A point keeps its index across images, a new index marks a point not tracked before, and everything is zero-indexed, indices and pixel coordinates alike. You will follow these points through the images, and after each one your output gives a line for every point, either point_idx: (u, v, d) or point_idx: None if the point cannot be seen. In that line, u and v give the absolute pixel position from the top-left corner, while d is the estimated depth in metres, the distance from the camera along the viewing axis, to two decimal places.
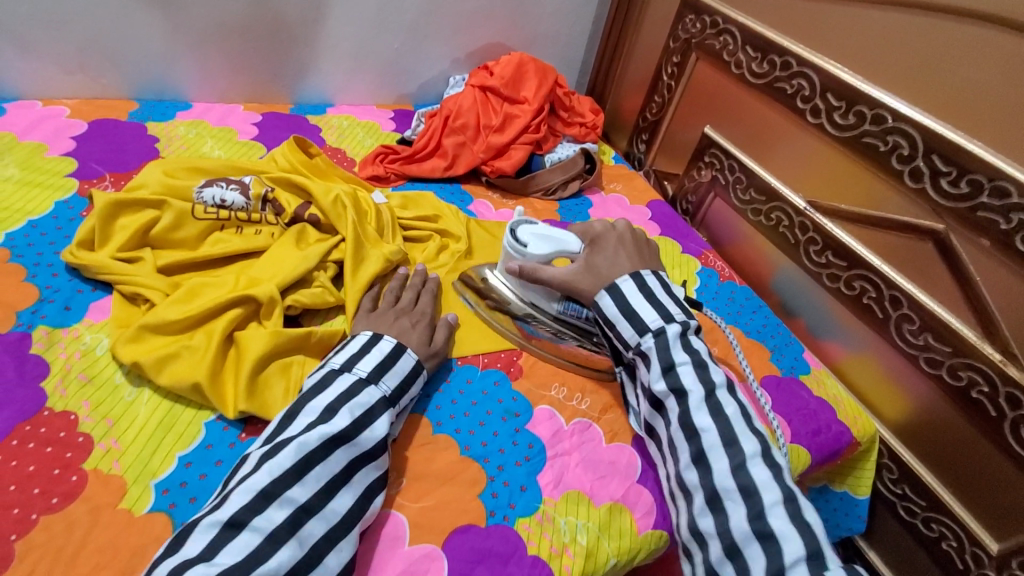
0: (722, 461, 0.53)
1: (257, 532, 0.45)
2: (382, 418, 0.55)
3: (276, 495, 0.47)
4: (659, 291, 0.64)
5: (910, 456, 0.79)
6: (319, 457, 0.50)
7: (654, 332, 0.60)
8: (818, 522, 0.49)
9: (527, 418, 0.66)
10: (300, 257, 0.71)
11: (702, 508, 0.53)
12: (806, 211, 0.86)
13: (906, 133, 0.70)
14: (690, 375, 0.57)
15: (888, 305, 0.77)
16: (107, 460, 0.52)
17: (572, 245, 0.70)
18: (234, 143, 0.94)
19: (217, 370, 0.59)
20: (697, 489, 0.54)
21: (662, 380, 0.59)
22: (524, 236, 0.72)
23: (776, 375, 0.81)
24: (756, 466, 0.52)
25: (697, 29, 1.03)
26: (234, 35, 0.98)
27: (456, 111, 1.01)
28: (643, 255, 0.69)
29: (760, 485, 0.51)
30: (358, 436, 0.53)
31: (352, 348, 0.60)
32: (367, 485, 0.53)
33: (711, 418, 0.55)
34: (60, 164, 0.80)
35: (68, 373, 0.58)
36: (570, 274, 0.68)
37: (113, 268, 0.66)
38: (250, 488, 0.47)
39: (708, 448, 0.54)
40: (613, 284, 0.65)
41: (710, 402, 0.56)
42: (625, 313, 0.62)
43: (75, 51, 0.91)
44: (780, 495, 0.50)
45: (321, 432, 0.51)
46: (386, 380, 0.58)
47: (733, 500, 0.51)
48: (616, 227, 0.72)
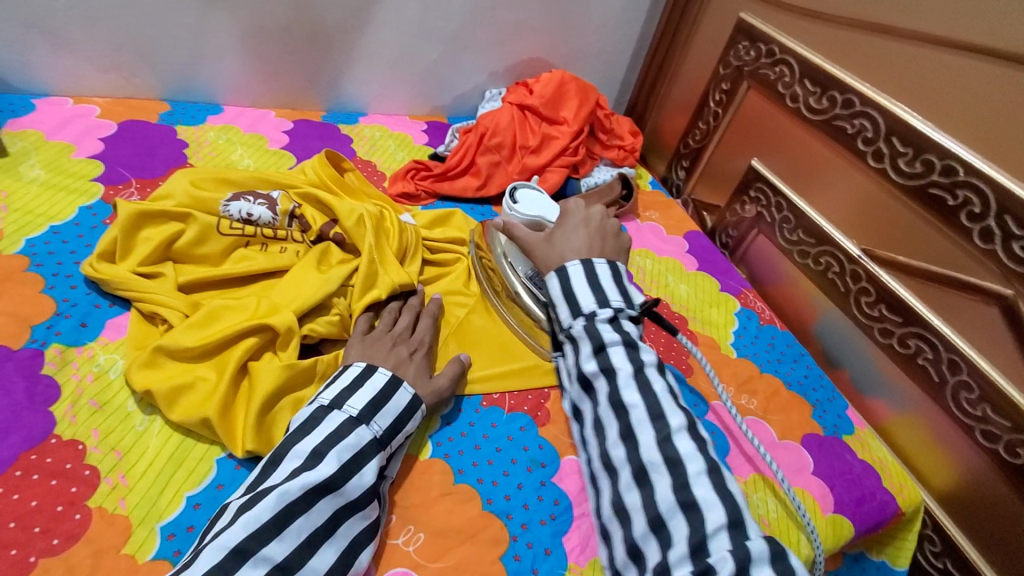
0: (649, 435, 0.52)
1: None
2: (372, 463, 0.52)
3: (251, 553, 0.43)
4: (606, 279, 0.62)
5: (956, 530, 0.73)
6: (301, 509, 0.47)
7: (586, 316, 0.60)
8: (740, 493, 0.49)
9: (554, 470, 0.62)
10: (321, 281, 0.67)
11: (628, 485, 0.52)
12: (860, 260, 0.80)
13: (979, 188, 0.65)
14: (620, 354, 0.57)
15: (944, 368, 0.71)
16: (113, 497, 0.49)
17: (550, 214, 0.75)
18: (263, 151, 0.91)
19: (229, 404, 0.56)
20: (624, 465, 0.53)
21: (592, 360, 0.57)
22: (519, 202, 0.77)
23: (818, 434, 0.76)
24: (682, 440, 0.52)
25: (750, 56, 0.98)
26: (270, 40, 0.96)
27: (493, 128, 0.97)
28: (606, 240, 0.68)
29: (685, 458, 0.50)
30: (345, 484, 0.50)
31: (344, 381, 0.56)
32: (353, 539, 0.49)
33: (639, 394, 0.54)
34: (86, 167, 0.78)
35: (79, 398, 0.55)
36: (530, 239, 0.70)
37: (133, 284, 0.63)
38: (223, 544, 0.43)
39: (635, 423, 0.53)
40: (562, 262, 0.65)
41: (639, 379, 0.55)
42: (564, 297, 0.62)
43: (110, 49, 0.89)
44: (703, 466, 0.50)
45: (304, 480, 0.48)
46: (378, 420, 0.55)
47: (658, 473, 0.50)
48: (587, 209, 0.71)
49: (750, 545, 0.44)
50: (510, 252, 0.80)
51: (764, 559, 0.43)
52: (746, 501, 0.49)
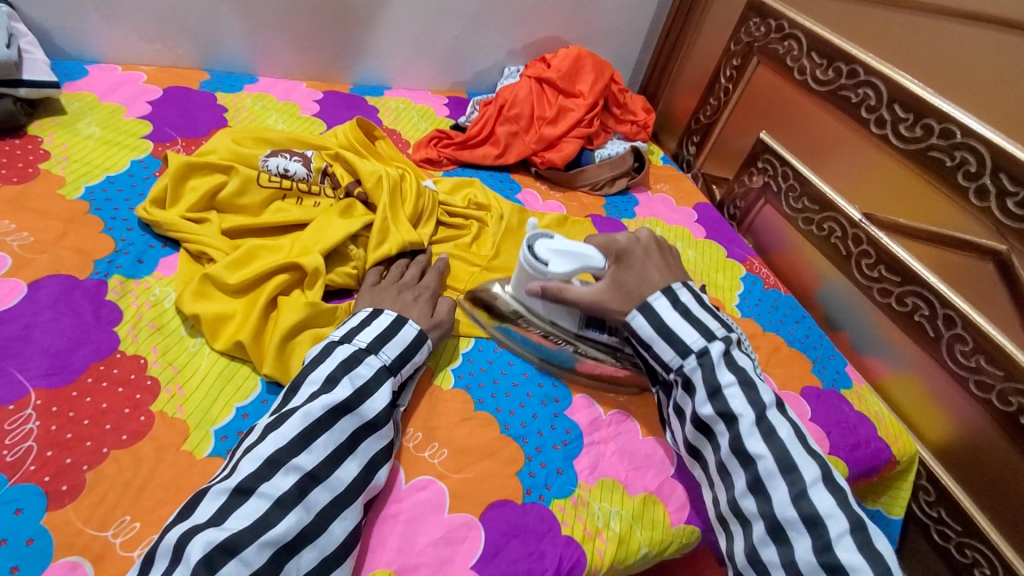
0: (781, 490, 0.53)
1: (264, 498, 0.46)
2: (382, 389, 0.56)
3: (282, 462, 0.48)
4: (695, 305, 0.62)
5: (949, 479, 0.77)
6: (323, 426, 0.51)
7: (696, 355, 0.58)
8: (887, 549, 0.49)
9: (566, 404, 0.67)
10: (344, 225, 0.72)
11: (764, 538, 0.53)
12: (861, 223, 0.84)
13: (975, 149, 0.68)
14: (739, 399, 0.56)
15: (940, 324, 0.75)
16: (173, 404, 0.55)
17: (598, 261, 0.63)
18: (296, 117, 0.97)
19: (261, 330, 0.61)
20: (757, 518, 0.53)
21: (709, 405, 0.57)
22: (543, 253, 0.64)
23: (816, 387, 0.80)
24: (817, 494, 0.52)
25: (761, 32, 1.02)
26: (303, 14, 1.01)
27: (512, 100, 1.03)
28: (671, 267, 0.66)
29: (824, 515, 0.51)
30: (360, 406, 0.54)
31: (352, 322, 0.61)
32: (372, 456, 0.53)
33: (764, 444, 0.54)
34: (136, 126, 0.84)
35: (139, 321, 0.61)
36: (597, 292, 0.63)
37: (182, 227, 0.69)
38: (258, 456, 0.48)
39: (765, 475, 0.53)
40: (644, 299, 0.62)
41: (763, 427, 0.55)
42: (662, 335, 0.60)
43: (156, 20, 0.95)
44: (846, 522, 0.50)
45: (324, 401, 0.52)
46: (387, 350, 0.59)
47: (797, 531, 0.51)
48: (639, 237, 0.66)
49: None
50: (551, 311, 0.67)
51: None
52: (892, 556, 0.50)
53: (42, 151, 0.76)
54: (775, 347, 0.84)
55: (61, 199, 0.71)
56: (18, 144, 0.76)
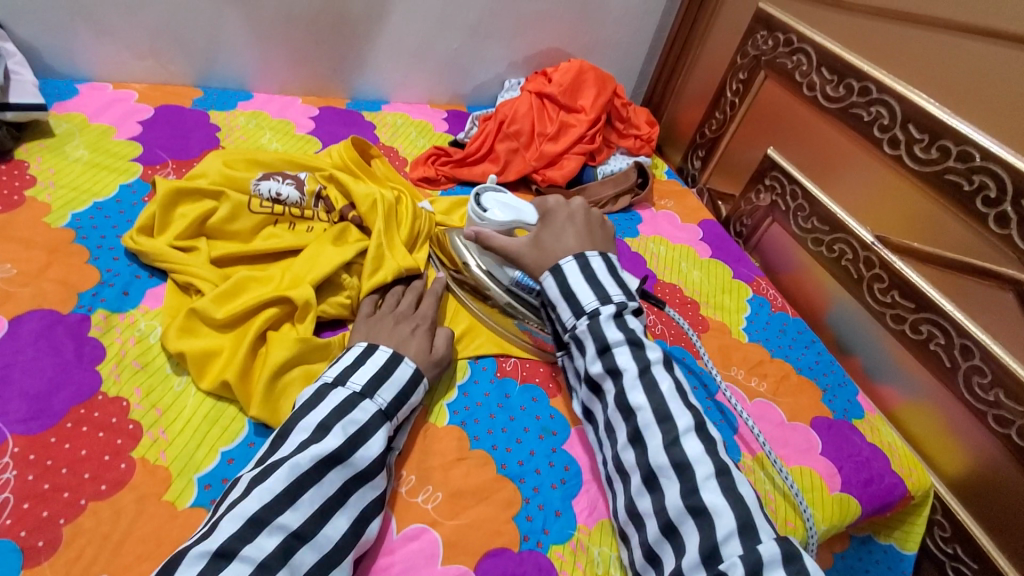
0: (657, 438, 0.52)
1: (246, 561, 0.43)
2: (377, 435, 0.53)
3: (267, 521, 0.45)
4: (602, 272, 0.61)
5: (966, 516, 0.73)
6: (312, 480, 0.48)
7: (589, 314, 0.59)
8: (750, 493, 0.48)
9: (564, 438, 0.65)
10: (337, 253, 0.70)
11: (639, 489, 0.51)
12: (873, 246, 0.81)
13: (995, 174, 0.65)
14: (625, 355, 0.56)
15: (957, 354, 0.72)
16: (154, 450, 0.53)
17: (530, 217, 0.71)
18: (291, 136, 0.95)
19: (248, 368, 0.58)
20: (634, 469, 0.52)
21: (599, 361, 0.57)
22: (487, 203, 0.73)
23: (827, 417, 0.77)
24: (689, 441, 0.51)
25: (768, 46, 0.99)
26: (298, 28, 0.99)
27: (512, 116, 1.00)
28: (594, 235, 0.68)
29: (693, 460, 0.50)
30: (352, 456, 0.51)
31: (346, 361, 0.58)
32: (362, 509, 0.51)
33: (645, 395, 0.54)
34: (126, 148, 0.82)
35: (123, 359, 0.59)
36: (516, 247, 0.67)
37: (169, 256, 0.67)
38: (240, 514, 0.45)
39: (642, 426, 0.53)
40: (556, 262, 0.64)
41: (645, 380, 0.55)
42: (564, 296, 0.61)
43: (148, 37, 0.93)
44: (712, 466, 0.49)
45: (313, 452, 0.49)
46: (382, 394, 0.56)
47: (667, 477, 0.50)
48: (569, 205, 0.70)
49: (759, 546, 0.44)
50: (488, 261, 0.74)
51: (774, 560, 0.43)
52: (758, 503, 0.49)
53: (29, 177, 0.74)
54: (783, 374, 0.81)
55: (46, 227, 0.69)
56: (5, 169, 0.74)
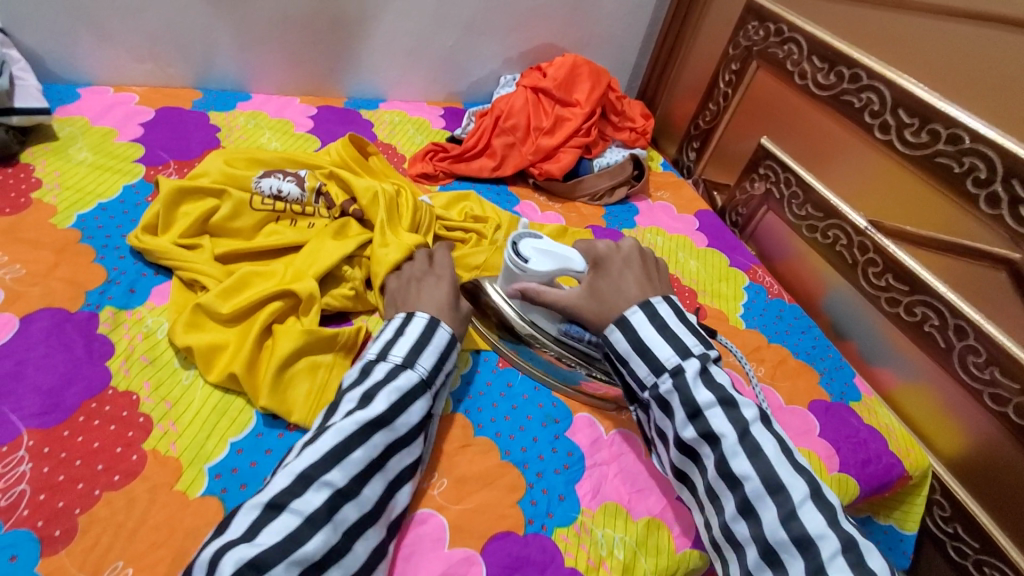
0: (771, 511, 0.49)
1: (296, 514, 0.45)
2: (417, 404, 0.55)
3: (314, 479, 0.47)
4: (673, 320, 0.57)
5: (965, 495, 0.75)
6: (357, 442, 0.50)
7: (672, 372, 0.55)
8: (882, 566, 0.46)
9: (566, 425, 0.66)
10: (338, 247, 0.71)
11: (757, 563, 0.49)
12: (867, 231, 0.82)
13: (985, 155, 0.66)
14: (720, 418, 0.52)
15: (951, 334, 0.73)
16: (165, 441, 0.54)
17: (578, 264, 0.63)
18: (290, 135, 0.96)
19: (254, 360, 0.59)
20: (749, 542, 0.50)
21: (691, 426, 0.53)
22: (526, 251, 0.65)
23: (825, 400, 0.78)
24: (807, 513, 0.48)
25: (760, 36, 1.00)
26: (294, 29, 1.00)
27: (507, 111, 1.01)
28: (653, 280, 0.63)
29: (816, 536, 0.47)
30: (394, 421, 0.53)
31: (386, 335, 0.60)
32: (397, 474, 0.52)
33: (750, 463, 0.51)
34: (129, 150, 0.83)
35: (131, 355, 0.60)
36: (571, 299, 0.62)
37: (174, 254, 0.68)
38: (290, 471, 0.47)
39: (753, 497, 0.50)
40: (620, 314, 0.59)
41: (747, 445, 0.51)
42: (637, 351, 0.56)
43: (147, 40, 0.94)
44: (839, 543, 0.46)
45: (358, 417, 0.51)
46: (422, 362, 0.57)
47: (789, 554, 0.48)
48: (623, 248, 0.64)
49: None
50: (529, 310, 0.67)
51: None
52: (891, 574, 0.46)
53: (34, 180, 0.75)
54: (781, 359, 0.82)
55: (53, 229, 0.70)
56: (11, 173, 0.76)
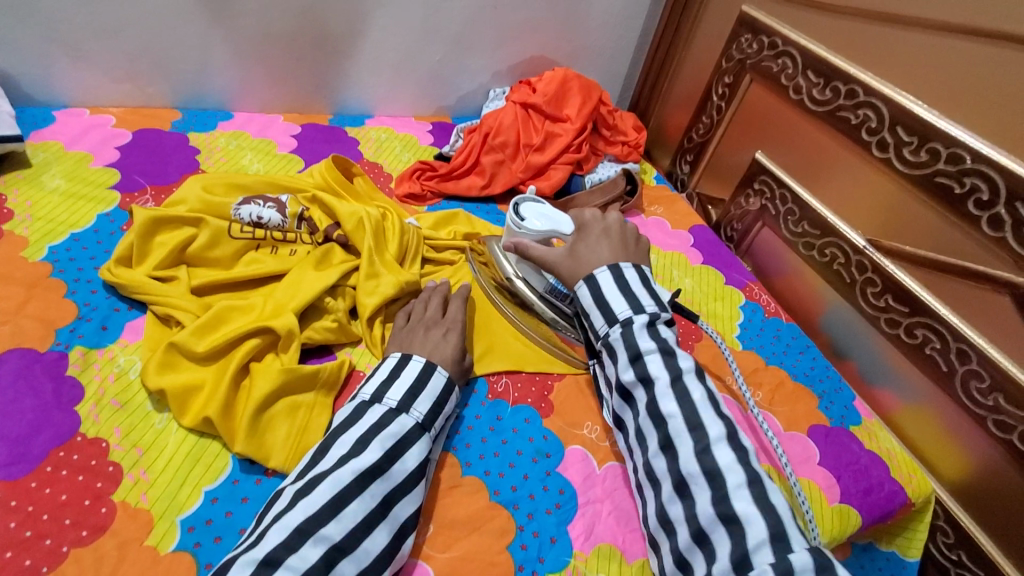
0: (688, 446, 0.51)
1: (291, 571, 0.43)
2: (414, 449, 0.54)
3: (310, 533, 0.46)
4: (636, 282, 0.60)
5: (969, 522, 0.72)
6: (354, 493, 0.49)
7: (622, 323, 0.58)
8: (783, 503, 0.47)
9: (558, 460, 0.63)
10: (319, 277, 0.68)
11: (671, 495, 0.51)
12: (865, 250, 0.80)
13: (986, 175, 0.64)
14: (657, 363, 0.55)
15: (954, 358, 0.71)
16: (135, 492, 0.52)
17: (567, 228, 0.70)
18: (273, 156, 0.94)
19: (230, 403, 0.57)
20: (666, 476, 0.52)
21: (630, 369, 0.56)
22: (526, 212, 0.73)
23: (824, 425, 0.76)
24: (720, 450, 0.50)
25: (753, 49, 0.98)
26: (277, 45, 0.98)
27: (497, 128, 0.99)
28: (629, 249, 0.65)
29: (724, 469, 0.49)
30: (390, 469, 0.52)
31: (380, 377, 0.59)
32: (400, 523, 0.51)
33: (677, 404, 0.53)
34: (104, 176, 0.81)
35: (102, 398, 0.58)
36: (553, 257, 0.67)
37: (149, 288, 0.65)
38: (286, 525, 0.46)
39: (674, 434, 0.52)
40: (590, 272, 0.62)
41: (677, 389, 0.53)
42: (597, 305, 0.60)
43: (125, 60, 0.92)
44: (744, 478, 0.48)
45: (354, 466, 0.50)
46: (417, 406, 0.57)
47: (698, 485, 0.49)
48: (605, 219, 0.68)
49: (792, 557, 0.43)
50: (523, 267, 0.76)
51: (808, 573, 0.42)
52: (790, 512, 0.48)
53: (5, 210, 0.73)
54: (779, 382, 0.80)
55: (24, 262, 0.67)
56: None
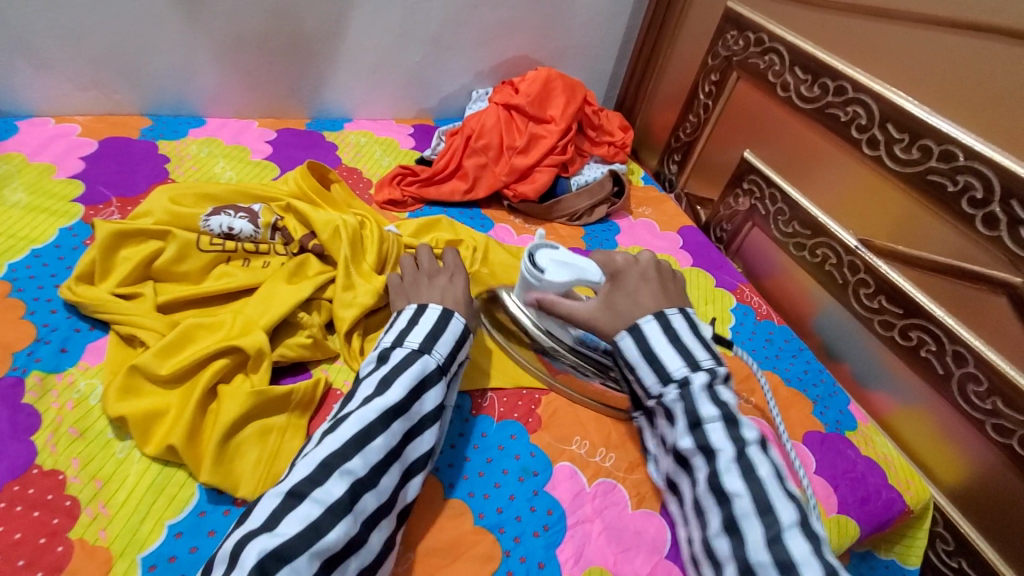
0: (756, 531, 0.48)
1: (318, 503, 0.46)
2: (433, 390, 0.56)
3: (336, 467, 0.48)
4: (686, 332, 0.57)
5: (969, 528, 0.71)
6: (377, 430, 0.50)
7: (678, 384, 0.55)
8: None
9: (546, 478, 0.61)
10: (292, 291, 0.65)
11: None
12: (857, 250, 0.78)
13: (980, 173, 0.62)
14: (718, 432, 0.52)
15: (950, 360, 0.69)
16: (93, 528, 0.48)
17: (595, 275, 0.63)
18: (246, 162, 0.90)
19: (195, 428, 0.54)
20: (729, 559, 0.49)
21: (688, 437, 0.54)
22: (543, 262, 0.66)
23: (820, 431, 0.74)
24: (793, 539, 0.47)
25: (739, 46, 0.96)
26: (250, 48, 0.94)
27: (479, 130, 0.96)
28: (669, 293, 0.62)
29: (800, 561, 0.45)
30: (410, 408, 0.53)
31: (400, 324, 0.60)
32: (411, 462, 0.53)
33: (742, 481, 0.50)
34: (67, 188, 0.77)
35: (60, 426, 0.54)
36: (586, 310, 0.61)
37: (111, 306, 0.62)
38: (312, 461, 0.48)
39: (739, 515, 0.49)
40: (633, 321, 0.58)
41: (742, 463, 0.51)
42: (646, 359, 0.57)
43: (89, 67, 0.88)
44: (823, 573, 0.44)
45: (377, 405, 0.51)
46: (438, 348, 0.58)
47: None
48: (638, 259, 0.63)
49: None
50: (546, 318, 0.71)
51: None
52: None
53: None
54: (772, 389, 0.78)
55: None
56: None
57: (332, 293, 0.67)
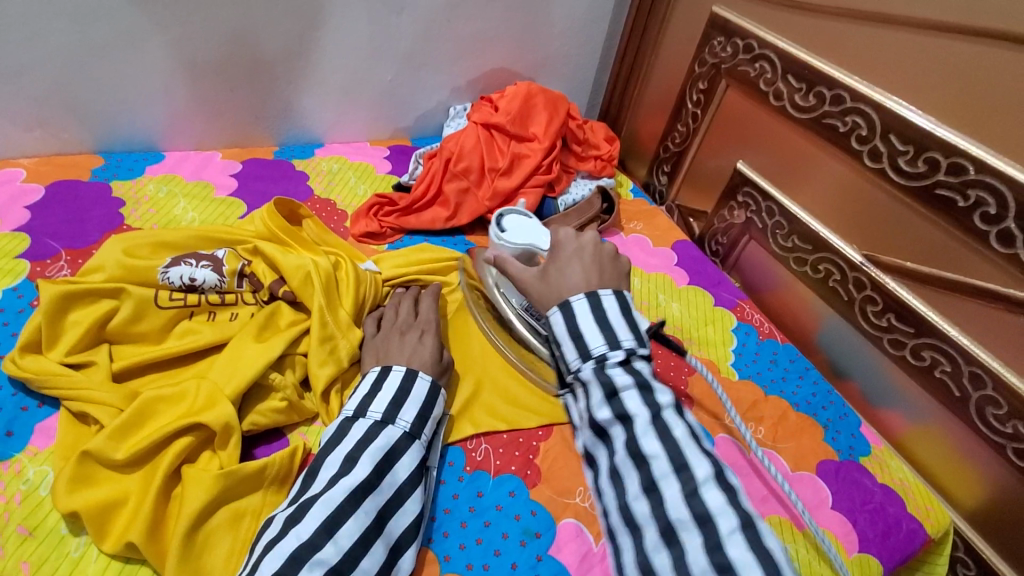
0: (673, 488, 0.46)
1: None
2: (404, 460, 0.52)
3: (305, 558, 0.43)
4: (613, 312, 0.55)
5: (993, 554, 0.67)
6: (347, 512, 0.46)
7: (596, 360, 0.53)
8: (782, 550, 0.42)
9: (549, 540, 0.56)
10: (262, 348, 0.60)
11: (655, 544, 0.45)
12: (862, 266, 0.74)
13: (992, 188, 0.59)
14: (634, 398, 0.50)
15: (966, 382, 0.65)
16: None
17: (544, 243, 0.71)
18: (209, 200, 0.84)
19: (156, 521, 0.48)
20: (648, 522, 0.46)
21: (605, 407, 0.51)
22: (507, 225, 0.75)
23: (833, 459, 0.71)
24: (710, 492, 0.45)
25: (727, 53, 0.92)
26: (207, 77, 0.88)
27: (458, 152, 0.90)
28: (606, 273, 0.59)
29: (716, 512, 0.43)
30: (381, 483, 0.49)
31: (363, 390, 0.56)
32: (396, 538, 0.49)
33: (659, 443, 0.48)
34: (10, 243, 0.71)
35: (6, 525, 0.49)
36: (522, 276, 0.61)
37: (58, 381, 0.56)
38: (280, 552, 0.43)
39: (658, 476, 0.47)
40: (564, 299, 0.56)
41: (658, 426, 0.49)
42: (570, 335, 0.54)
43: (32, 106, 0.81)
44: (739, 522, 0.43)
45: (344, 485, 0.47)
46: (403, 416, 0.54)
47: (688, 531, 0.44)
48: (580, 238, 0.61)
49: None
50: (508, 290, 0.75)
51: None
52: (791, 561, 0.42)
53: None
54: (781, 416, 0.74)
55: None
56: None
57: (308, 347, 0.62)
